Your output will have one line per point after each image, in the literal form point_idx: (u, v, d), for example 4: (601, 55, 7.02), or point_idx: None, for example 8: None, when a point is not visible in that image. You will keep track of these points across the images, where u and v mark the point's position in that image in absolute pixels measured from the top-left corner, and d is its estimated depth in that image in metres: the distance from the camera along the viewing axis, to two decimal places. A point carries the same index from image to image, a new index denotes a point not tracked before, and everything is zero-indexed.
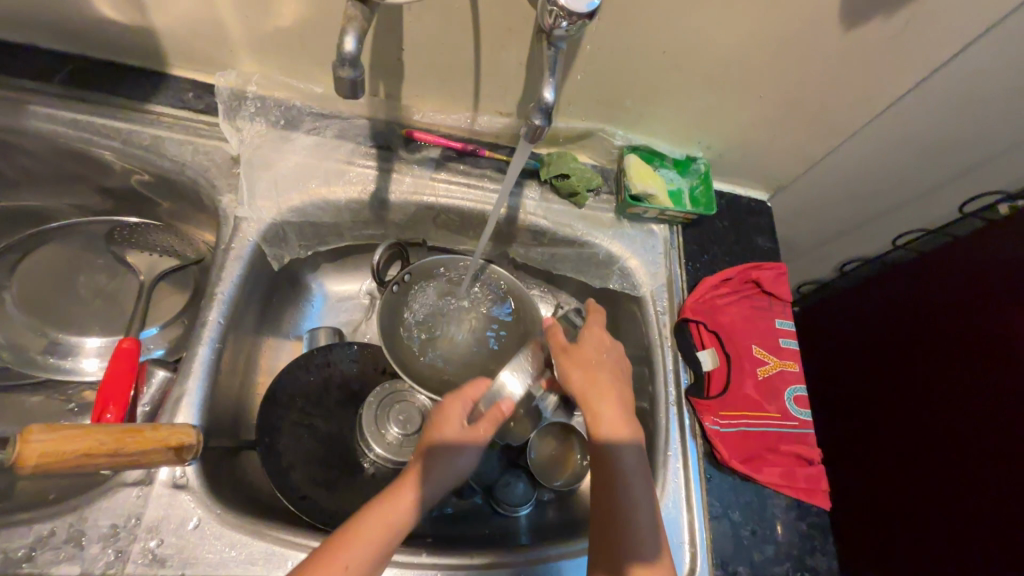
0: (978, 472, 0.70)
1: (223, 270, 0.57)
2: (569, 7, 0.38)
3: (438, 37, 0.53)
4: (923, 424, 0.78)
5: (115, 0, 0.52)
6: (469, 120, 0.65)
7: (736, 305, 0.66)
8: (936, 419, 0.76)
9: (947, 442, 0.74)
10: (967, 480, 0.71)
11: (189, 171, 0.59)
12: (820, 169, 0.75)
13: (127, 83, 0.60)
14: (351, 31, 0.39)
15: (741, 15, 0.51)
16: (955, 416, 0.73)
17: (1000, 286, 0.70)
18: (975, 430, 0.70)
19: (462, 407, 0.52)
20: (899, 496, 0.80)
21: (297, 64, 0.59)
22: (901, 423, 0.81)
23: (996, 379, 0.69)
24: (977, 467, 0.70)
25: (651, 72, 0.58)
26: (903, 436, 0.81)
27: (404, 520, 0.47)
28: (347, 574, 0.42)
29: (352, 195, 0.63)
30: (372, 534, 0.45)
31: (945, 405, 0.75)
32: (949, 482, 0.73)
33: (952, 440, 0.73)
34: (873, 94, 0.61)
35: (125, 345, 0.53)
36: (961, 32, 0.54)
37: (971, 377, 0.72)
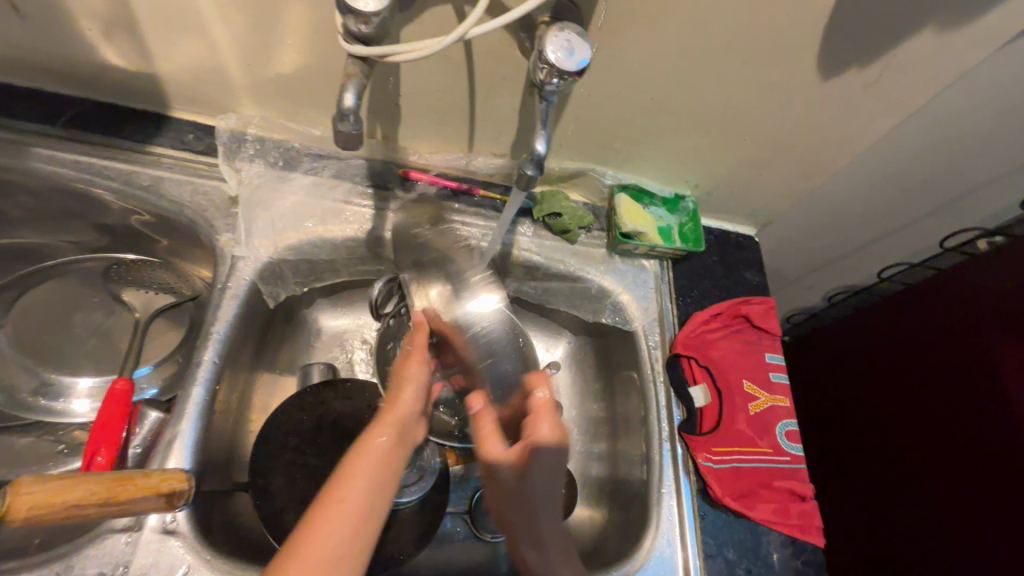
0: (968, 506, 0.70)
1: (220, 309, 0.57)
2: (559, 66, 0.40)
3: (434, 84, 0.55)
4: (911, 457, 0.78)
5: (121, 49, 0.54)
6: (464, 162, 0.67)
7: (727, 339, 0.68)
8: (922, 446, 0.77)
9: (936, 459, 0.74)
10: (958, 516, 0.71)
11: (186, 211, 0.60)
12: (805, 206, 0.77)
13: (130, 126, 0.61)
14: (351, 87, 0.41)
15: (723, 68, 0.53)
16: (943, 449, 0.74)
17: (977, 310, 0.73)
18: (963, 463, 0.71)
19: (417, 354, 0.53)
20: (893, 532, 0.79)
21: (297, 109, 0.61)
22: (891, 456, 0.82)
23: (983, 412, 0.70)
24: (971, 478, 0.70)
25: (638, 118, 0.60)
26: (893, 469, 0.81)
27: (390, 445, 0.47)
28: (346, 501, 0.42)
29: (349, 233, 0.64)
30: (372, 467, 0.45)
31: (930, 433, 0.76)
32: (947, 498, 0.72)
33: (940, 467, 0.74)
34: (852, 137, 0.64)
35: (119, 386, 0.52)
36: (930, 83, 0.57)
37: (958, 409, 0.73)
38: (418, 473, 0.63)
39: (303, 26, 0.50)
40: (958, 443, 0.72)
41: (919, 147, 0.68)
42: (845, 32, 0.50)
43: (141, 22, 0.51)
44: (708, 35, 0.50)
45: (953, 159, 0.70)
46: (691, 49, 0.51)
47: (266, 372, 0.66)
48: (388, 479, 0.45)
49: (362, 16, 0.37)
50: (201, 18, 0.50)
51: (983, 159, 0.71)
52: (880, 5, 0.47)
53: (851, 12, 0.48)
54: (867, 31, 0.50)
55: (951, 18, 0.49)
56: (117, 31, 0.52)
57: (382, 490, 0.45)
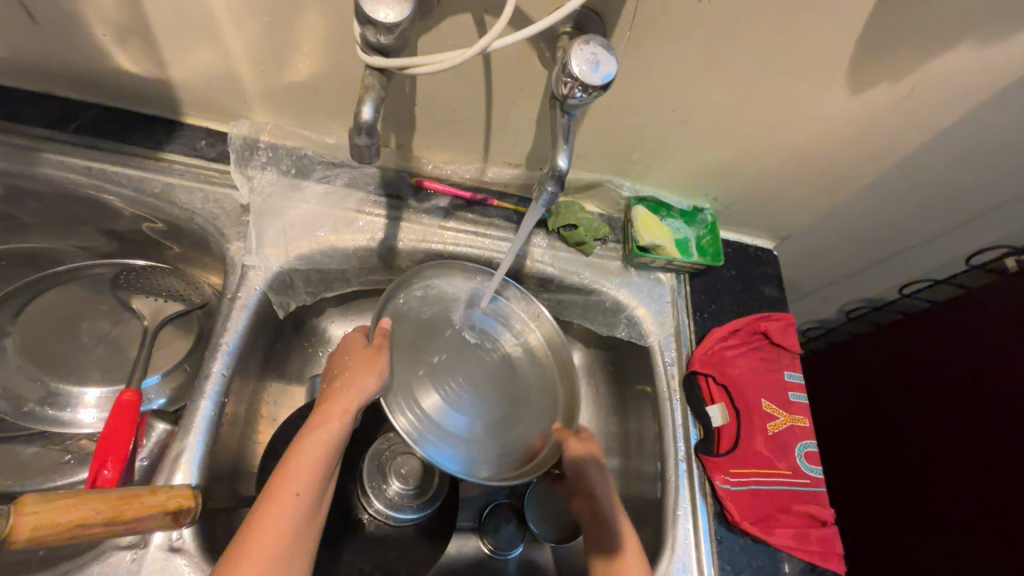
0: (984, 529, 0.69)
1: (229, 319, 0.56)
2: (584, 79, 0.39)
3: (451, 94, 0.54)
4: (929, 470, 0.77)
5: (134, 54, 0.53)
6: (479, 171, 0.66)
7: (745, 357, 0.66)
8: (939, 461, 0.76)
9: (955, 476, 0.73)
10: (973, 531, 0.70)
11: (197, 219, 0.59)
12: (827, 220, 0.75)
13: (142, 131, 0.61)
14: (368, 100, 0.40)
15: (748, 81, 0.52)
16: (964, 464, 0.72)
17: (1002, 327, 0.72)
18: (981, 481, 0.70)
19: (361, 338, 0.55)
20: (914, 549, 0.77)
21: (311, 117, 0.60)
22: (908, 469, 0.81)
23: (1004, 427, 0.68)
24: (986, 495, 0.69)
25: (658, 130, 0.59)
26: (910, 482, 0.80)
27: (336, 444, 0.48)
28: (299, 498, 0.44)
29: (361, 242, 0.63)
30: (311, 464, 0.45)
31: (947, 449, 0.75)
32: (962, 515, 0.72)
33: (957, 482, 0.73)
34: (878, 152, 0.62)
35: (127, 397, 0.52)
36: (965, 97, 0.55)
37: (979, 425, 0.72)
38: (426, 489, 0.62)
39: (318, 33, 0.49)
40: (978, 459, 0.71)
41: (947, 162, 0.65)
42: (877, 45, 0.48)
43: (154, 28, 0.50)
44: (735, 48, 0.48)
45: (981, 174, 0.68)
46: (716, 62, 0.50)
47: (275, 381, 0.65)
48: (328, 458, 0.47)
49: (381, 27, 0.36)
50: (216, 25, 0.49)
51: (1013, 173, 0.68)
52: (914, 21, 0.46)
53: (885, 26, 0.46)
54: (902, 44, 0.48)
55: (989, 34, 0.48)
56: (130, 37, 0.51)
57: (325, 461, 0.47)
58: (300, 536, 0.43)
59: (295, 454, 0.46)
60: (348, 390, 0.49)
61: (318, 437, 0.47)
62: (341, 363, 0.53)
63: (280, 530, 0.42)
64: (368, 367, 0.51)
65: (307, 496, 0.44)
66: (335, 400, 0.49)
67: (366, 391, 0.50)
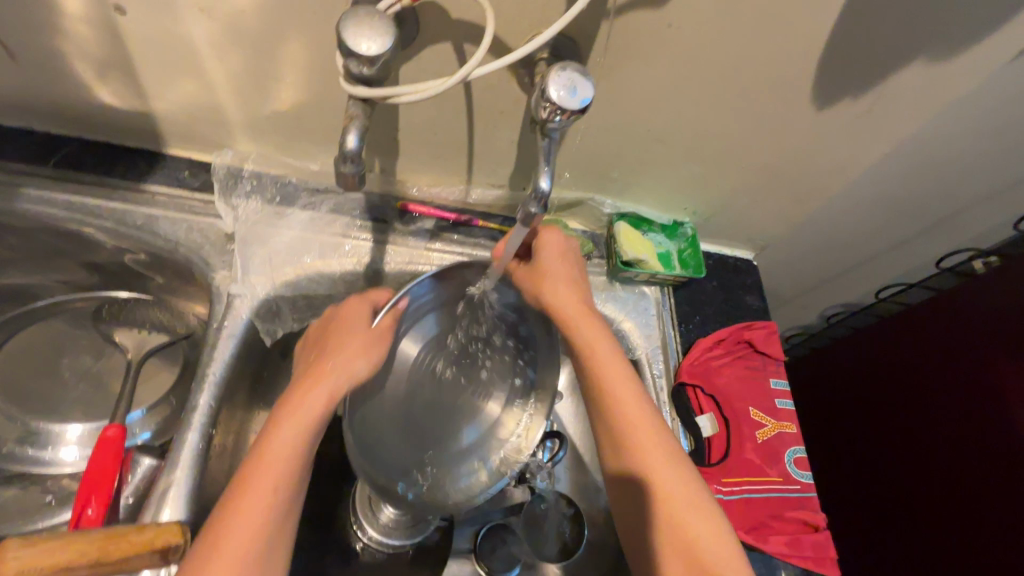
0: (977, 533, 0.71)
1: (215, 349, 0.56)
2: (562, 103, 0.40)
3: (433, 119, 0.55)
4: (921, 475, 0.80)
5: (114, 87, 0.53)
6: (463, 193, 0.67)
7: (731, 366, 0.67)
8: (932, 467, 0.78)
9: (946, 482, 0.76)
10: (965, 536, 0.72)
11: (181, 250, 0.59)
12: (801, 229, 0.78)
13: (123, 164, 0.61)
14: (353, 129, 0.40)
15: (718, 102, 0.54)
16: (955, 470, 0.75)
17: (982, 333, 0.74)
18: (972, 487, 0.72)
19: (365, 308, 0.53)
20: (912, 550, 0.80)
21: (294, 144, 0.61)
22: (901, 472, 0.83)
23: (1004, 432, 0.69)
24: (977, 501, 0.72)
25: (636, 149, 0.60)
26: (903, 486, 0.83)
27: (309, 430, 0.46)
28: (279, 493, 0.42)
29: (347, 267, 0.63)
30: (284, 453, 0.44)
31: (938, 454, 0.77)
32: (953, 518, 0.74)
33: (949, 487, 0.75)
34: (848, 164, 0.64)
35: (110, 433, 0.51)
36: (924, 109, 0.57)
37: (973, 424, 0.74)
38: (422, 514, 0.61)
39: (300, 63, 0.50)
40: (969, 467, 0.73)
41: (910, 169, 0.69)
42: (839, 64, 0.51)
43: (136, 62, 0.51)
44: (704, 70, 0.50)
45: (944, 179, 0.71)
46: (689, 82, 0.51)
47: (262, 409, 0.65)
48: (303, 449, 0.45)
49: (363, 58, 0.37)
50: (198, 58, 0.50)
51: (974, 177, 0.72)
52: (869, 40, 0.48)
53: (846, 45, 0.49)
54: (862, 61, 0.51)
55: (943, 50, 0.50)
56: (110, 72, 0.51)
57: (298, 453, 0.44)
58: (267, 532, 0.41)
59: (264, 450, 0.44)
60: (325, 370, 0.48)
61: (312, 408, 0.46)
62: (336, 337, 0.51)
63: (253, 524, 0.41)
64: (363, 351, 0.50)
65: (287, 485, 0.43)
66: (325, 381, 0.48)
67: (363, 368, 0.50)
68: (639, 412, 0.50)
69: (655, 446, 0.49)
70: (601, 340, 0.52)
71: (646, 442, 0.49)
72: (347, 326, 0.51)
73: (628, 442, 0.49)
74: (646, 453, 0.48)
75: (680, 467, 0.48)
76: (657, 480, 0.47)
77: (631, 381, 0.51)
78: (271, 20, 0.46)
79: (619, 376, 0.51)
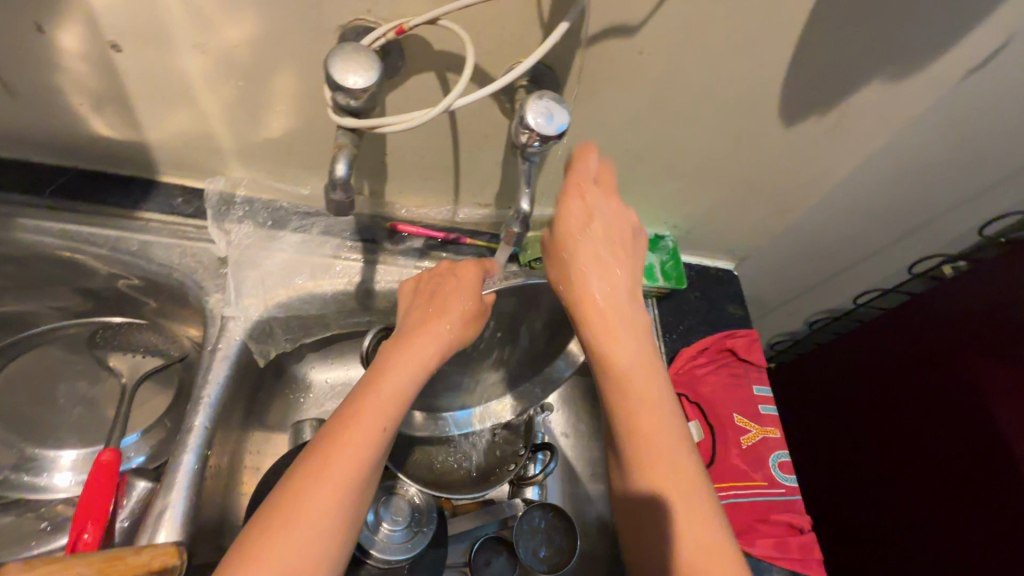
0: (963, 535, 0.73)
1: (210, 371, 0.57)
2: (540, 131, 0.42)
3: (419, 143, 0.58)
4: (908, 479, 0.81)
5: (110, 119, 0.55)
6: (451, 213, 0.69)
7: (715, 374, 0.69)
8: (919, 472, 0.80)
9: (932, 487, 0.77)
10: (952, 539, 0.74)
11: (176, 275, 0.60)
12: (779, 239, 0.80)
13: (117, 192, 0.62)
14: (342, 158, 0.42)
15: (690, 122, 0.57)
16: (940, 474, 0.77)
17: (955, 338, 0.77)
18: (957, 491, 0.74)
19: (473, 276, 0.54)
20: (903, 554, 0.82)
21: (285, 170, 0.63)
22: (889, 476, 0.85)
23: (984, 436, 0.72)
24: (962, 504, 0.73)
25: (616, 167, 0.63)
26: (892, 491, 0.84)
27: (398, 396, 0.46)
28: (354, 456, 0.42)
29: (339, 287, 0.64)
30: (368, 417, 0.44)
31: (923, 458, 0.79)
32: (941, 522, 0.76)
33: (936, 492, 0.77)
34: (818, 177, 0.67)
35: (105, 458, 0.51)
36: (886, 125, 0.60)
37: (958, 424, 0.75)
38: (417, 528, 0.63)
39: (291, 93, 0.52)
40: (952, 470, 0.75)
41: (879, 180, 0.72)
42: (803, 84, 0.54)
43: (132, 95, 0.52)
44: (675, 94, 0.53)
45: (912, 189, 0.74)
46: (663, 104, 0.54)
47: (255, 428, 0.65)
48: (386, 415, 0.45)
49: (351, 92, 0.39)
50: (191, 91, 0.52)
51: (939, 187, 0.75)
52: (828, 64, 0.51)
53: (808, 66, 0.52)
54: (823, 82, 0.54)
55: (897, 71, 0.53)
56: (106, 105, 0.53)
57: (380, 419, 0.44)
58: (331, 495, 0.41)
59: (341, 432, 0.43)
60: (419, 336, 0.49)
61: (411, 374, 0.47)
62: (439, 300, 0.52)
63: (331, 504, 0.41)
64: (455, 321, 0.50)
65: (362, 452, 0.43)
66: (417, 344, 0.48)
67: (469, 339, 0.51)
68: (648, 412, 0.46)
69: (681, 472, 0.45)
70: (617, 330, 0.48)
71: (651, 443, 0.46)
72: (447, 293, 0.52)
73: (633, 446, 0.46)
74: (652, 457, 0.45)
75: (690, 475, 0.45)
76: (666, 492, 0.44)
77: (647, 379, 0.47)
78: (263, 54, 0.48)
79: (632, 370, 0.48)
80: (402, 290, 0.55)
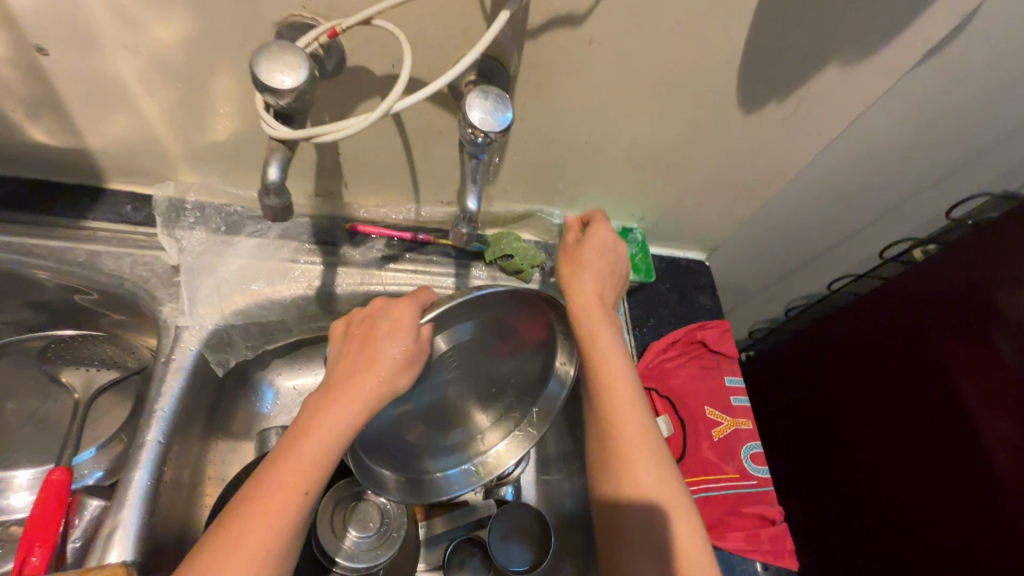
0: (951, 522, 0.72)
1: (163, 385, 0.55)
2: (484, 127, 0.41)
3: (372, 142, 0.56)
4: (892, 465, 0.80)
5: (47, 126, 0.53)
6: (414, 212, 0.68)
7: (685, 367, 0.68)
8: (902, 457, 0.79)
9: (916, 471, 0.76)
10: (938, 525, 0.73)
11: (126, 285, 0.58)
12: (749, 228, 0.80)
13: (63, 201, 0.60)
14: (274, 160, 0.40)
15: (647, 113, 0.56)
16: (922, 460, 0.76)
17: (931, 323, 0.76)
18: (939, 476, 0.73)
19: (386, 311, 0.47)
20: (887, 539, 0.81)
21: (236, 173, 0.61)
22: (872, 462, 0.84)
23: (964, 420, 0.71)
24: (946, 489, 0.72)
25: (576, 159, 0.62)
26: (874, 476, 0.84)
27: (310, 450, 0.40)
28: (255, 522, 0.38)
29: (298, 291, 0.62)
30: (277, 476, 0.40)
31: (904, 444, 0.78)
32: (926, 507, 0.75)
33: (920, 477, 0.76)
34: (783, 165, 0.66)
35: (55, 476, 0.50)
36: (846, 110, 0.59)
37: (939, 409, 0.74)
38: (386, 533, 0.61)
39: (233, 94, 0.51)
40: (932, 455, 0.74)
41: (844, 163, 0.71)
42: (761, 70, 0.52)
43: (66, 100, 0.50)
44: (629, 84, 0.52)
45: (878, 172, 0.74)
46: (619, 95, 0.53)
47: (219, 437, 0.64)
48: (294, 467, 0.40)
49: (281, 92, 0.37)
50: (129, 95, 0.50)
51: (907, 169, 0.74)
52: (786, 49, 0.50)
53: (762, 53, 0.50)
54: (779, 69, 0.53)
55: (854, 56, 0.52)
56: (41, 110, 0.51)
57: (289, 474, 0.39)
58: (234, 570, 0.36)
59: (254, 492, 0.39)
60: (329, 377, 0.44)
61: (325, 436, 0.41)
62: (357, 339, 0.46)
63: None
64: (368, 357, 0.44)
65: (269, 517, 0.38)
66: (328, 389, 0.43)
67: (396, 390, 0.45)
68: (647, 452, 0.51)
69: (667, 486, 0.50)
70: (615, 360, 0.54)
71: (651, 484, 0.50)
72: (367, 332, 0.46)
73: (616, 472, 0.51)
74: (637, 478, 0.50)
75: (674, 495, 0.49)
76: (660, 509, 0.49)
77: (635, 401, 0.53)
78: (198, 53, 0.46)
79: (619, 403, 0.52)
80: (333, 332, 0.49)
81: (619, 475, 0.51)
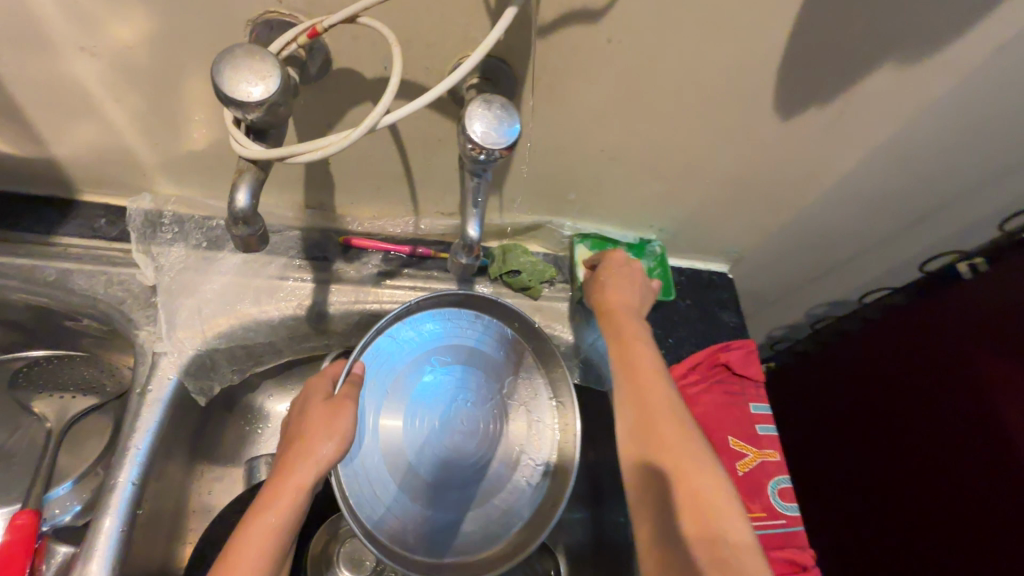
0: (987, 552, 0.66)
1: (138, 419, 0.50)
2: (486, 143, 0.35)
3: (364, 150, 0.51)
4: (923, 487, 0.75)
5: (7, 135, 0.48)
6: (413, 224, 0.62)
7: (707, 392, 0.62)
8: (936, 480, 0.73)
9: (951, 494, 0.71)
10: (972, 553, 0.67)
11: (100, 306, 0.54)
12: (777, 238, 0.74)
13: (32, 216, 0.56)
14: (243, 185, 0.35)
15: (671, 118, 0.50)
16: (959, 482, 0.70)
17: (974, 342, 0.70)
18: (976, 502, 0.67)
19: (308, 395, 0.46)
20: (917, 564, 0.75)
21: (218, 184, 0.56)
22: (901, 483, 0.78)
23: (1003, 445, 0.65)
24: (983, 518, 0.66)
25: (590, 168, 0.56)
26: (904, 499, 0.78)
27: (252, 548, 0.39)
28: None
29: (286, 312, 0.57)
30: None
31: (938, 469, 0.72)
32: (960, 535, 0.69)
33: (955, 500, 0.70)
34: (819, 172, 0.60)
35: (20, 521, 0.46)
36: (895, 113, 0.53)
37: (977, 433, 0.68)
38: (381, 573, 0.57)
39: (208, 100, 0.45)
40: (970, 480, 0.68)
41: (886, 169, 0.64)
42: (802, 70, 0.46)
43: (24, 107, 0.45)
44: (652, 87, 0.46)
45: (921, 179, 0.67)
46: (640, 98, 0.47)
47: (204, 466, 0.60)
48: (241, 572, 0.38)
49: (249, 105, 0.32)
50: (93, 102, 0.45)
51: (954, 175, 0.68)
52: (832, 47, 0.44)
53: (805, 51, 0.44)
54: (823, 69, 0.46)
55: (909, 54, 0.46)
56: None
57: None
58: None
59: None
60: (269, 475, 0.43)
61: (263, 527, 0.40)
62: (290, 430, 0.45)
63: None
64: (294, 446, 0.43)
65: None
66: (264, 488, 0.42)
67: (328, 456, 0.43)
68: (670, 422, 0.46)
69: (695, 457, 0.45)
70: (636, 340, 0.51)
71: (674, 453, 0.45)
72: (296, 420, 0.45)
73: (633, 428, 0.47)
74: (663, 447, 0.45)
75: (702, 463, 0.44)
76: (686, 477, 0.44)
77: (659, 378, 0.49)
78: (165, 55, 0.41)
79: (632, 357, 0.50)
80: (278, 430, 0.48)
81: (645, 444, 0.46)
